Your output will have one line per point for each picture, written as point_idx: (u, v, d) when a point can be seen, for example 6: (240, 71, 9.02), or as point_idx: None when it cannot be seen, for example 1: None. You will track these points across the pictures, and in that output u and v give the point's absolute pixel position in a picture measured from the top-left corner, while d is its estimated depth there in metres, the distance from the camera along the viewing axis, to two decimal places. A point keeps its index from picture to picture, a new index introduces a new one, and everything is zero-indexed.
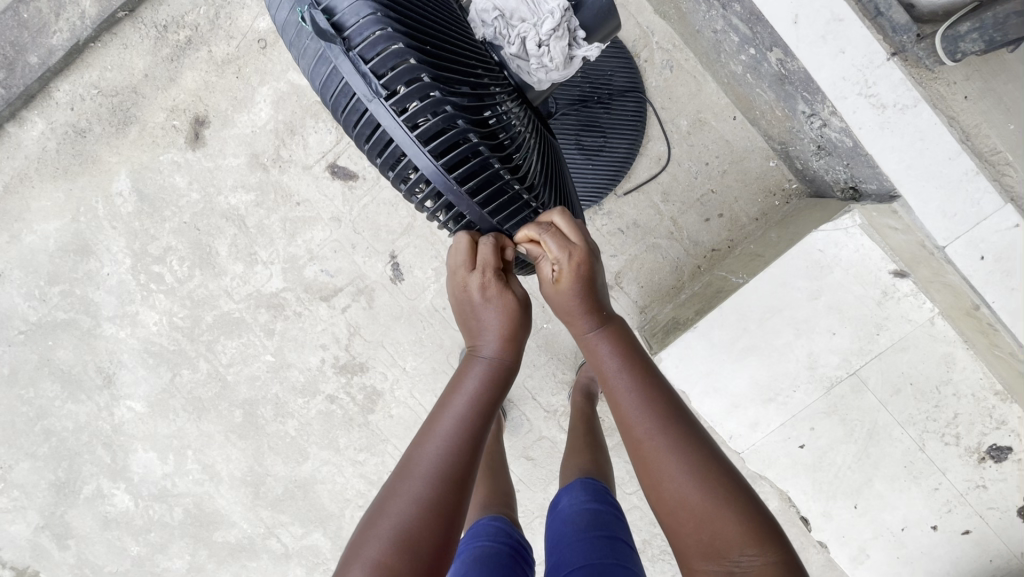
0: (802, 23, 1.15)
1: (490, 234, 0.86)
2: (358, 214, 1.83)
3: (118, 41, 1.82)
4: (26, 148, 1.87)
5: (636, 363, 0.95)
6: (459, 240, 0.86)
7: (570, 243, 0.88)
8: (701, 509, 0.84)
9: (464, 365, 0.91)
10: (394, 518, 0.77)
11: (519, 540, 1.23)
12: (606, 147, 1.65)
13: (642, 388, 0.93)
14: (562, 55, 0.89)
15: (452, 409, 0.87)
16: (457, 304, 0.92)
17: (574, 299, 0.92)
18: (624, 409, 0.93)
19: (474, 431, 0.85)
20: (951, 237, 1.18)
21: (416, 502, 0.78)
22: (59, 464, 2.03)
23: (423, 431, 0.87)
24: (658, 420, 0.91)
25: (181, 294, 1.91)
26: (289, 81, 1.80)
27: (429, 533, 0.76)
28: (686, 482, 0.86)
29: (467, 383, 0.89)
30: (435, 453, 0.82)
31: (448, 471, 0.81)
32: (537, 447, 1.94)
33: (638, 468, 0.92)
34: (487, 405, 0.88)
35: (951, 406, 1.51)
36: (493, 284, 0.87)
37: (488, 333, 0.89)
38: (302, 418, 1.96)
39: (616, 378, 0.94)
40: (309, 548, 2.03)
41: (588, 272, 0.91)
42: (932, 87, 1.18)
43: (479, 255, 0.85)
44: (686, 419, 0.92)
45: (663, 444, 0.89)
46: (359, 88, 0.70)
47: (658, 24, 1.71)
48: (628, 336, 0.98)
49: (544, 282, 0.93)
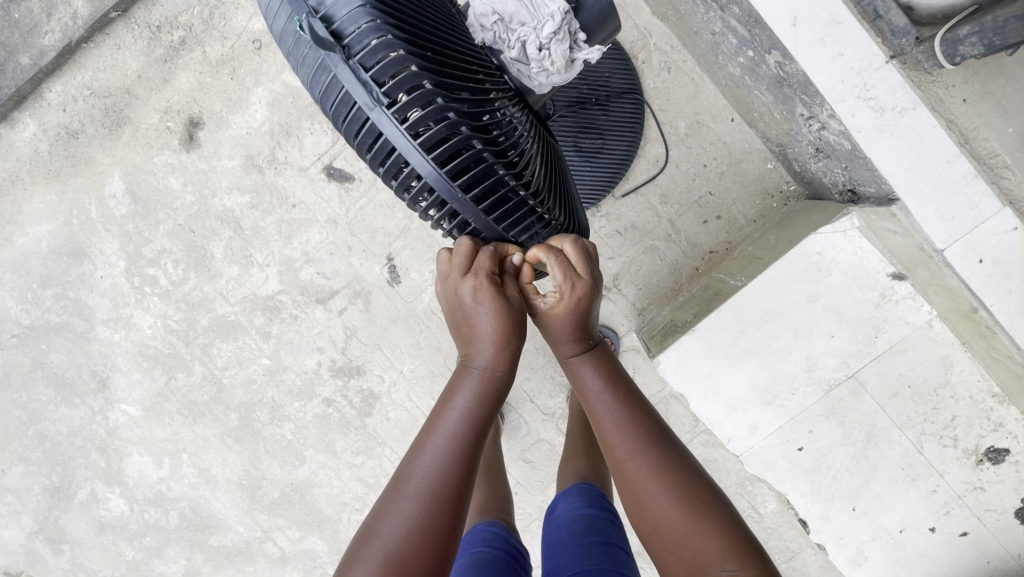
0: (801, 26, 1.14)
1: (490, 245, 0.84)
2: (354, 216, 1.82)
3: (111, 42, 1.80)
4: (18, 150, 1.85)
5: (620, 388, 0.96)
6: (460, 244, 0.85)
7: (575, 273, 0.87)
8: (681, 528, 0.85)
9: (457, 376, 0.89)
10: (385, 539, 0.76)
11: (517, 546, 1.23)
12: (604, 149, 1.64)
13: (625, 413, 0.94)
14: (564, 58, 0.88)
15: (441, 428, 0.86)
16: (451, 312, 0.90)
17: (564, 324, 0.91)
18: (605, 430, 0.94)
19: (463, 449, 0.84)
20: (949, 241, 1.18)
21: (407, 522, 0.78)
22: (53, 468, 2.01)
23: (413, 448, 0.86)
24: (641, 442, 0.92)
25: (176, 297, 1.89)
26: (284, 82, 1.78)
27: (418, 556, 0.76)
28: (665, 502, 0.88)
29: (460, 396, 0.87)
30: (424, 474, 0.82)
31: (438, 492, 0.80)
32: (535, 449, 1.93)
33: (620, 487, 0.94)
34: (478, 420, 0.87)
35: (949, 409, 1.51)
36: (486, 287, 0.83)
37: (482, 345, 0.86)
38: (299, 421, 1.94)
39: (599, 402, 0.95)
40: (306, 551, 2.02)
41: (587, 306, 0.90)
42: (930, 91, 1.17)
43: (477, 261, 0.84)
44: (669, 442, 0.94)
45: (643, 466, 0.90)
46: (360, 96, 0.68)
47: (656, 26, 1.70)
48: (612, 360, 0.98)
49: (532, 304, 0.91)
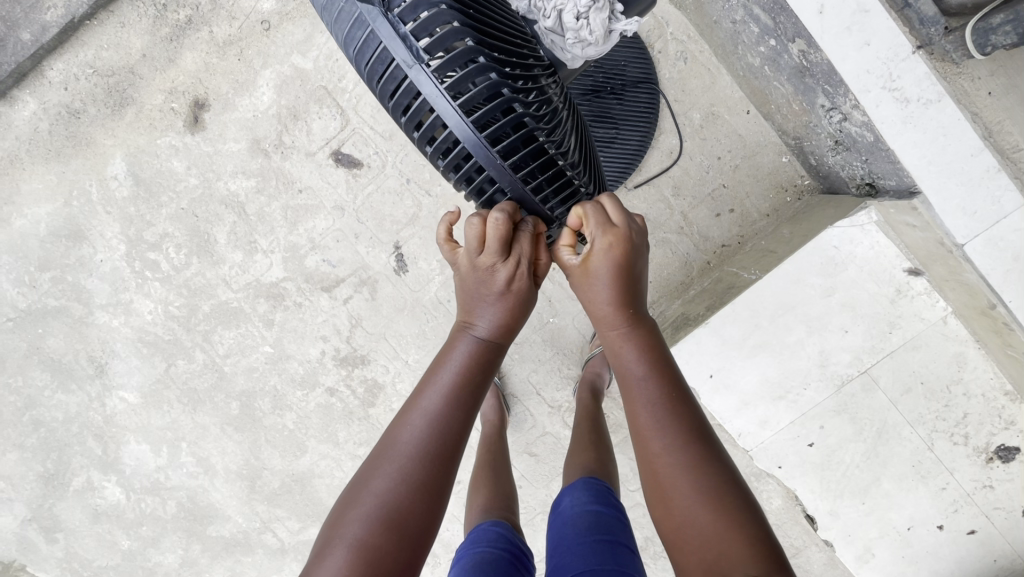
0: (828, 13, 1.12)
1: (529, 220, 0.84)
2: (361, 203, 1.79)
3: (115, 19, 1.76)
4: (16, 128, 1.81)
5: (661, 373, 0.92)
6: (494, 223, 0.79)
7: (611, 223, 0.88)
8: (707, 531, 0.83)
9: (453, 337, 0.88)
10: (380, 495, 0.78)
11: (521, 547, 1.18)
12: (618, 139, 1.61)
13: (661, 403, 0.90)
14: (602, 28, 0.88)
15: (436, 385, 0.85)
16: (467, 281, 0.86)
17: (600, 287, 0.89)
18: (640, 421, 0.91)
19: (458, 409, 0.83)
20: (970, 236, 1.15)
21: (403, 480, 0.79)
22: (48, 456, 1.97)
23: (405, 409, 0.85)
24: (671, 438, 0.89)
25: (177, 282, 1.86)
26: (293, 65, 1.74)
27: (416, 507, 0.78)
28: (687, 502, 0.85)
29: (455, 356, 0.86)
30: (415, 435, 0.82)
31: (431, 448, 0.81)
32: (540, 443, 1.92)
33: (645, 479, 0.92)
34: (475, 385, 0.85)
35: (961, 407, 1.48)
36: (520, 279, 0.84)
37: (486, 313, 0.85)
38: (301, 411, 1.91)
39: (637, 387, 0.92)
40: (307, 543, 1.98)
41: (624, 258, 0.89)
42: (956, 83, 1.13)
43: (518, 246, 0.82)
44: (704, 442, 0.89)
45: (671, 463, 0.88)
46: (399, 53, 0.70)
47: (673, 14, 1.69)
48: (656, 341, 0.94)
49: (568, 267, 0.92)
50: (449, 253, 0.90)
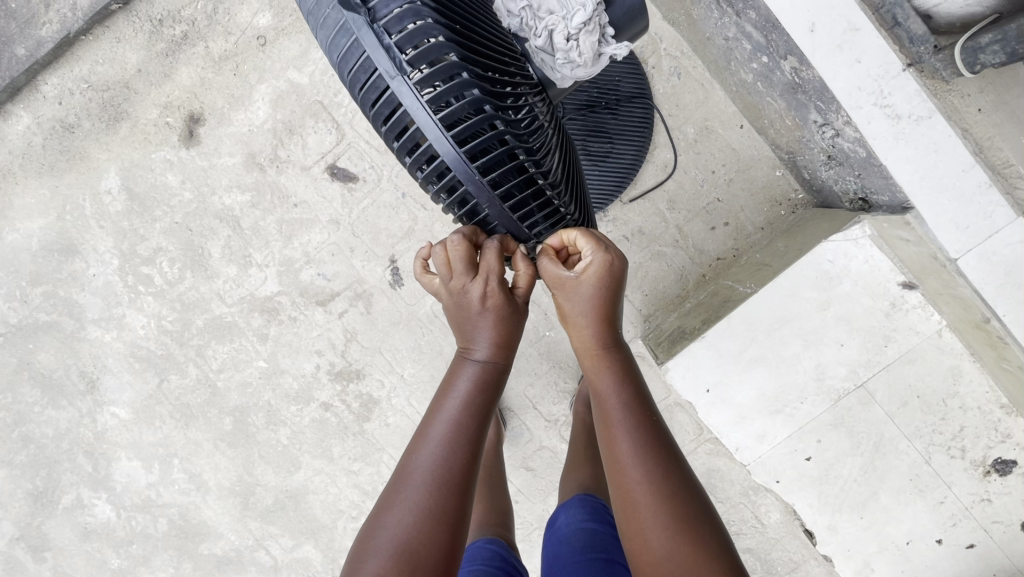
0: (819, 31, 1.12)
1: (495, 238, 0.83)
2: (357, 217, 1.79)
3: (111, 35, 1.76)
4: (10, 142, 1.80)
5: (638, 400, 0.93)
6: (454, 246, 0.82)
7: (604, 241, 0.89)
8: (684, 563, 0.83)
9: (454, 368, 0.88)
10: (392, 529, 0.77)
11: (516, 565, 1.18)
12: (613, 153, 1.62)
13: (638, 430, 0.90)
14: (591, 51, 0.89)
15: (442, 415, 0.85)
16: (450, 308, 0.87)
17: (592, 297, 0.90)
18: (618, 449, 0.89)
19: (465, 438, 0.83)
20: (963, 249, 1.16)
21: (412, 512, 0.78)
22: (37, 473, 1.95)
23: (417, 435, 0.85)
24: (650, 468, 0.88)
25: (170, 297, 1.84)
26: (288, 80, 1.75)
27: (427, 543, 0.76)
28: (665, 534, 0.84)
29: (459, 385, 0.86)
30: (425, 465, 0.81)
31: (438, 478, 0.80)
32: (537, 457, 1.90)
33: (620, 512, 0.90)
34: (479, 411, 0.85)
35: (958, 419, 1.47)
36: (494, 295, 0.84)
37: (481, 336, 0.86)
38: (295, 426, 1.89)
39: (616, 413, 0.91)
40: (299, 561, 1.96)
41: (616, 275, 0.90)
42: (943, 99, 1.15)
43: (484, 263, 0.82)
44: (680, 472, 0.90)
45: (650, 493, 0.86)
46: (382, 63, 0.70)
47: (667, 31, 1.71)
48: (631, 368, 0.95)
49: (558, 280, 0.89)
50: (427, 283, 0.91)
